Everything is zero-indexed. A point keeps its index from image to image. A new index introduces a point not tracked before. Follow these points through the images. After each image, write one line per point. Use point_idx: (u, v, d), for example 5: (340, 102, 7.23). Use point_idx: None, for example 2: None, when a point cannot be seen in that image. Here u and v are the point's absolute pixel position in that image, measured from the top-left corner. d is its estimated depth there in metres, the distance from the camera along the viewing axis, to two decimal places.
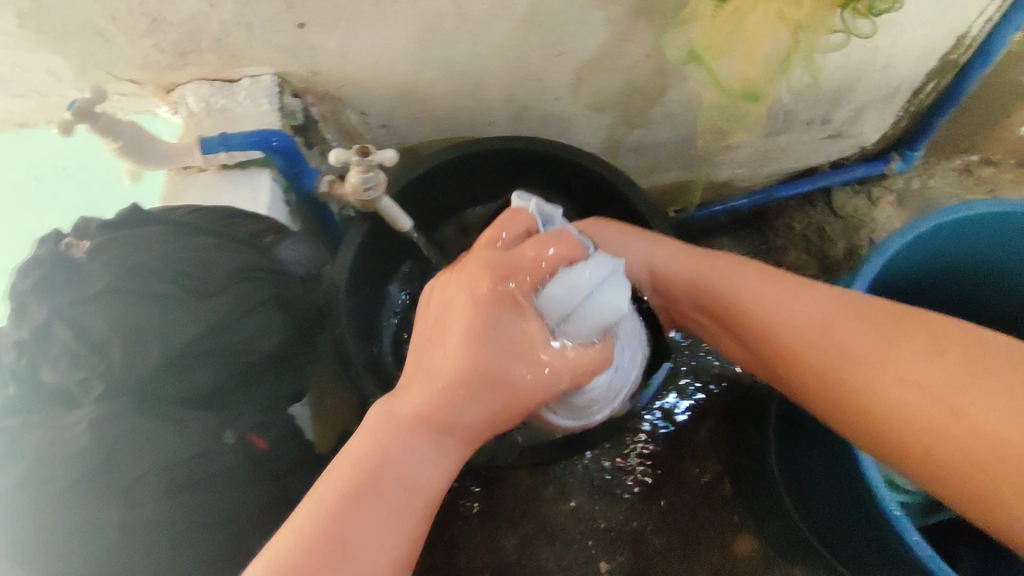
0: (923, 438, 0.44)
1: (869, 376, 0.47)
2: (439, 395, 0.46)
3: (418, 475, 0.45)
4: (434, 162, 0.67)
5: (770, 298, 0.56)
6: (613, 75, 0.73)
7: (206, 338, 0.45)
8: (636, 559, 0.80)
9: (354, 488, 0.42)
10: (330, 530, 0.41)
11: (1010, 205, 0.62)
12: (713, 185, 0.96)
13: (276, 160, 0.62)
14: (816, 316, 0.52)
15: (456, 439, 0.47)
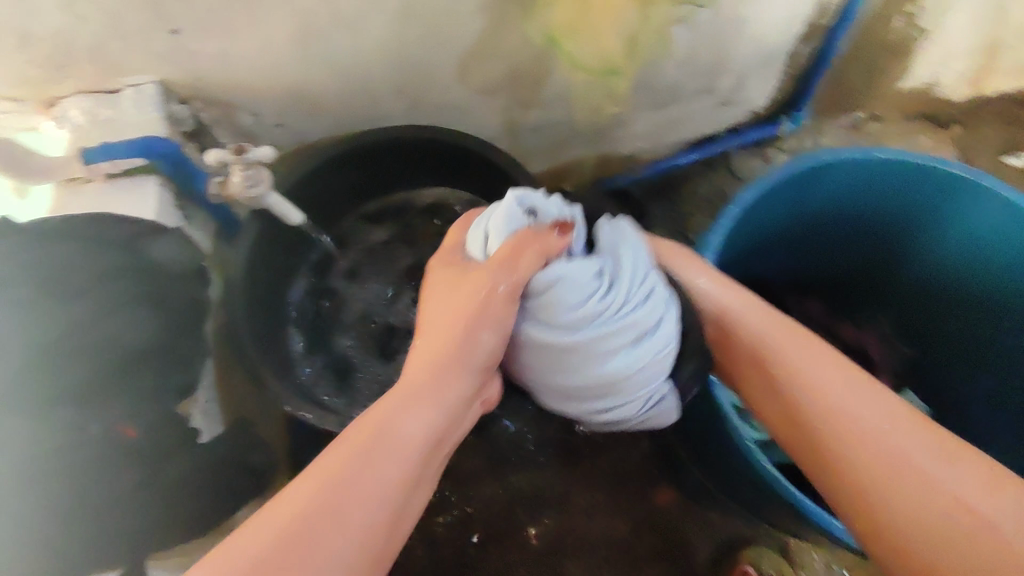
0: (924, 536, 0.42)
1: (882, 445, 0.46)
2: (428, 360, 0.50)
3: (408, 434, 0.46)
4: (321, 157, 0.68)
5: (813, 357, 0.53)
6: (497, 61, 0.76)
7: (73, 339, 0.47)
8: (563, 521, 0.84)
9: (353, 449, 0.43)
10: (321, 488, 0.41)
11: (849, 153, 0.67)
12: (619, 159, 0.99)
13: (163, 166, 0.65)
14: (845, 381, 0.50)
15: (441, 395, 0.49)
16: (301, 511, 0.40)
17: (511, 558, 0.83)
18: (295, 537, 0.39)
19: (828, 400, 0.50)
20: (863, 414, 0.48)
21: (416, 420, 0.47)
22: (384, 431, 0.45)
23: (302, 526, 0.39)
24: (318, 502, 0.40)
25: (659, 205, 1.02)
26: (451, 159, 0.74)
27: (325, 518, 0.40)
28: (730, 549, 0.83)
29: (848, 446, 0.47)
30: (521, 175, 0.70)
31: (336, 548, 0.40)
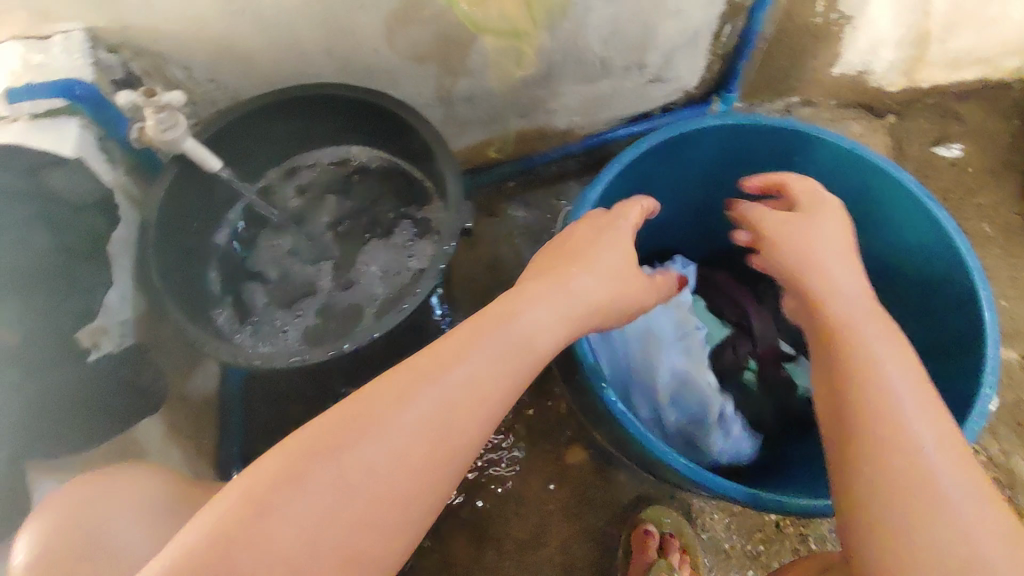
0: (900, 503, 0.45)
1: (886, 409, 0.49)
2: (540, 287, 0.56)
3: (534, 338, 0.52)
4: (238, 110, 0.71)
5: (883, 346, 0.53)
6: (421, 26, 0.78)
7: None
8: (474, 474, 0.86)
9: (484, 337, 0.49)
10: (442, 356, 0.47)
11: (732, 118, 0.75)
12: (555, 132, 1.02)
13: (84, 108, 0.68)
14: (903, 373, 0.51)
15: (559, 315, 0.55)
16: (423, 372, 0.46)
17: None
18: (408, 391, 0.44)
19: (862, 372, 0.52)
20: (899, 391, 0.50)
21: (536, 321, 0.53)
22: (503, 323, 0.51)
23: (422, 384, 0.45)
24: (433, 368, 0.46)
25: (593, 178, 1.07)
26: (365, 119, 0.77)
27: (437, 384, 0.45)
28: (635, 508, 0.85)
29: (873, 409, 0.49)
30: (420, 129, 0.72)
31: (455, 410, 0.45)
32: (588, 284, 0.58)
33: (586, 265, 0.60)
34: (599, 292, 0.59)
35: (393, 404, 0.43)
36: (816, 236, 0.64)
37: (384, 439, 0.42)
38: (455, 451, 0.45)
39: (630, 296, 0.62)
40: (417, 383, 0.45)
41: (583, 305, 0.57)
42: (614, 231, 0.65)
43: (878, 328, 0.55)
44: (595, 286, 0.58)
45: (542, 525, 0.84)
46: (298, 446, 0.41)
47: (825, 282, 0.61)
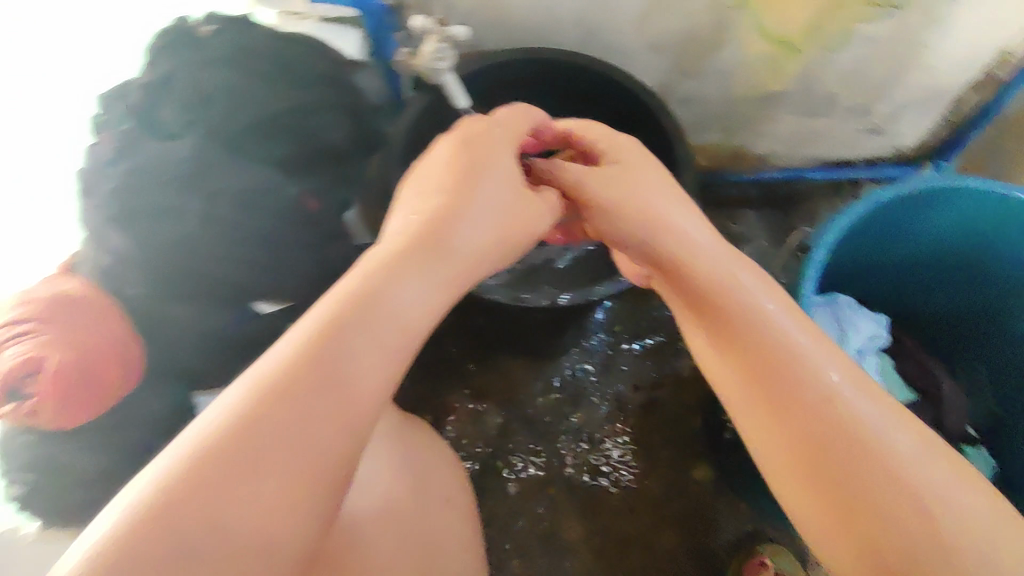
0: (894, 530, 0.36)
1: (860, 444, 0.39)
2: (406, 224, 0.45)
3: (406, 310, 0.40)
4: (497, 56, 0.73)
5: (803, 335, 0.44)
6: (675, 20, 0.78)
7: (272, 113, 0.52)
8: (599, 461, 0.88)
9: (346, 320, 0.38)
10: (298, 374, 0.35)
11: (873, 199, 0.62)
12: (752, 156, 1.01)
13: (367, 23, 0.71)
14: (824, 351, 0.43)
15: (440, 263, 0.43)
16: (270, 411, 0.34)
17: (543, 478, 0.87)
18: (256, 439, 0.33)
19: (795, 378, 0.43)
20: (870, 416, 0.39)
21: (416, 296, 0.41)
22: (374, 308, 0.39)
23: (274, 424, 0.34)
24: (286, 399, 0.34)
25: (772, 212, 1.05)
26: (602, 95, 0.76)
27: (297, 418, 0.34)
28: (751, 541, 0.84)
29: (848, 445, 0.39)
30: (664, 117, 0.71)
31: (318, 434, 0.35)
32: (449, 211, 0.46)
33: (456, 208, 0.46)
34: (456, 240, 0.46)
35: (245, 441, 0.33)
36: (677, 217, 0.52)
37: (239, 507, 0.32)
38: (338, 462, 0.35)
39: (526, 224, 0.52)
40: (278, 410, 0.34)
41: (461, 255, 0.45)
42: (484, 139, 0.52)
43: (777, 303, 0.46)
44: (468, 241, 0.46)
45: (654, 527, 0.85)
46: (123, 534, 0.30)
47: (682, 246, 0.51)
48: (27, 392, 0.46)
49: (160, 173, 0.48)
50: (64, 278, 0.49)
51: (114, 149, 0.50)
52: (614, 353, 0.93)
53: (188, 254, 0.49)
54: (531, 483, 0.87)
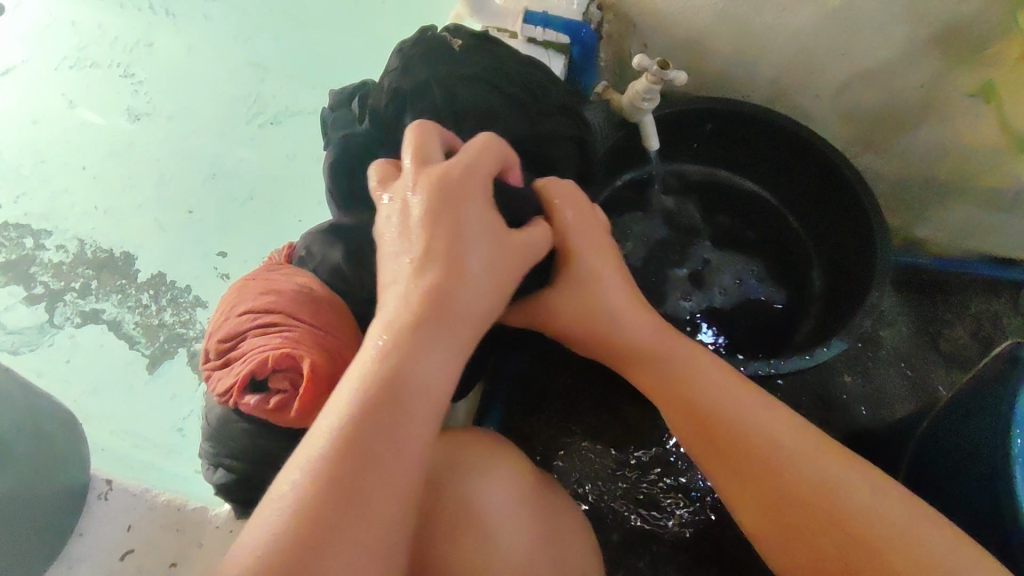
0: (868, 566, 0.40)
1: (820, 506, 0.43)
2: (403, 290, 0.40)
3: (431, 379, 0.39)
4: (697, 103, 0.70)
5: (738, 396, 0.48)
6: (878, 92, 0.74)
7: (513, 141, 0.51)
8: (712, 525, 0.79)
9: (379, 402, 0.36)
10: (352, 477, 0.35)
11: None
12: (909, 237, 0.93)
13: (573, 51, 0.70)
14: (785, 428, 0.46)
15: (459, 325, 0.40)
16: (314, 533, 0.33)
17: (645, 534, 0.80)
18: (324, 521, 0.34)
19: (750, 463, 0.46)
20: (827, 473, 0.43)
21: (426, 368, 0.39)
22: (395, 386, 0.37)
23: (321, 535, 0.33)
24: (338, 503, 0.34)
25: (917, 298, 0.96)
26: (800, 161, 0.72)
27: (341, 533, 0.34)
28: None
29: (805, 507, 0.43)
30: (862, 195, 0.66)
31: (374, 523, 0.35)
32: (464, 242, 0.41)
33: (465, 237, 0.41)
34: (468, 285, 0.40)
35: (311, 526, 0.33)
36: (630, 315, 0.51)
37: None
38: (393, 497, 0.36)
39: (516, 261, 0.43)
40: (338, 497, 0.34)
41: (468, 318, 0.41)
42: (455, 192, 0.41)
43: (747, 398, 0.48)
44: (479, 291, 0.41)
45: None
46: None
47: (672, 346, 0.51)
48: (272, 387, 0.41)
49: None
50: (289, 270, 0.48)
51: (356, 146, 0.51)
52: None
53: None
54: (635, 534, 0.79)
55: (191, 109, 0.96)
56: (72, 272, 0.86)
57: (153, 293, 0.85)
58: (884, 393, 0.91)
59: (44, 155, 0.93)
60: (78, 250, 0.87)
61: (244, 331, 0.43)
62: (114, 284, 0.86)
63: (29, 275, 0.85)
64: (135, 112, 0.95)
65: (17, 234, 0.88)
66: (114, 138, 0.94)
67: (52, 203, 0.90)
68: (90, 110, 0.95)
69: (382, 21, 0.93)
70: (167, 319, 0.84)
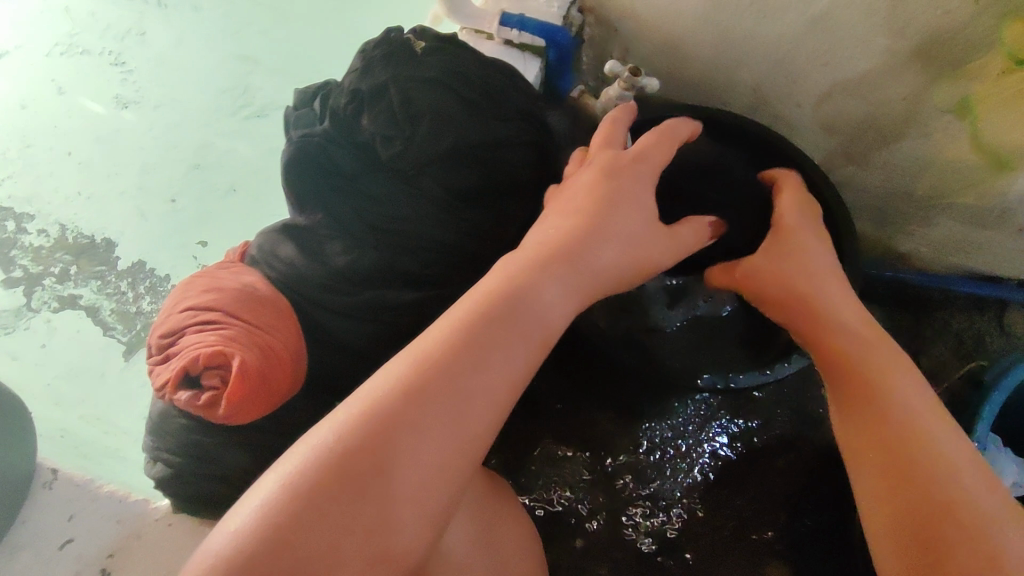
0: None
1: (950, 499, 0.38)
2: (548, 232, 0.43)
3: (548, 314, 0.40)
4: (670, 111, 0.69)
5: (898, 368, 0.44)
6: (860, 103, 0.73)
7: (467, 147, 0.50)
8: (679, 534, 0.78)
9: (496, 318, 0.38)
10: (448, 379, 0.36)
11: None
12: (892, 252, 0.92)
13: (549, 54, 0.69)
14: (966, 460, 0.40)
15: (583, 273, 0.42)
16: (403, 416, 0.35)
17: (612, 540, 0.79)
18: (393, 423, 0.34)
19: (889, 424, 0.42)
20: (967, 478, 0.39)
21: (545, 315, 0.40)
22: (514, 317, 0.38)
23: (405, 423, 0.34)
24: (429, 401, 0.35)
25: (899, 313, 0.95)
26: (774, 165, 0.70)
27: (424, 430, 0.34)
28: None
29: (930, 499, 0.39)
30: (834, 207, 0.65)
31: (459, 431, 0.35)
32: (607, 193, 0.44)
33: (610, 193, 0.44)
34: (603, 244, 0.43)
35: (400, 411, 0.35)
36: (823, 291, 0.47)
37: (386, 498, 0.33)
38: (481, 415, 0.36)
39: (661, 244, 0.45)
40: (436, 389, 0.35)
41: (597, 275, 0.43)
42: (623, 170, 0.45)
43: (923, 401, 0.42)
44: (610, 246, 0.43)
45: None
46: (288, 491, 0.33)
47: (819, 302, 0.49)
48: (204, 384, 0.42)
49: (346, 183, 0.50)
50: (238, 268, 0.48)
51: (313, 146, 0.50)
52: (704, 430, 0.83)
53: (346, 266, 0.48)
54: (599, 539, 0.79)
55: (179, 100, 0.96)
56: (51, 257, 0.87)
57: (131, 281, 0.86)
58: None
59: (32, 139, 0.94)
60: (59, 234, 0.88)
61: (184, 327, 0.44)
62: (93, 270, 0.87)
63: (9, 258, 0.86)
64: (124, 100, 0.96)
65: (0, 217, 0.89)
66: (102, 125, 0.95)
67: (37, 186, 0.91)
68: (79, 96, 0.96)
69: (368, 15, 0.93)
70: (144, 307, 0.85)
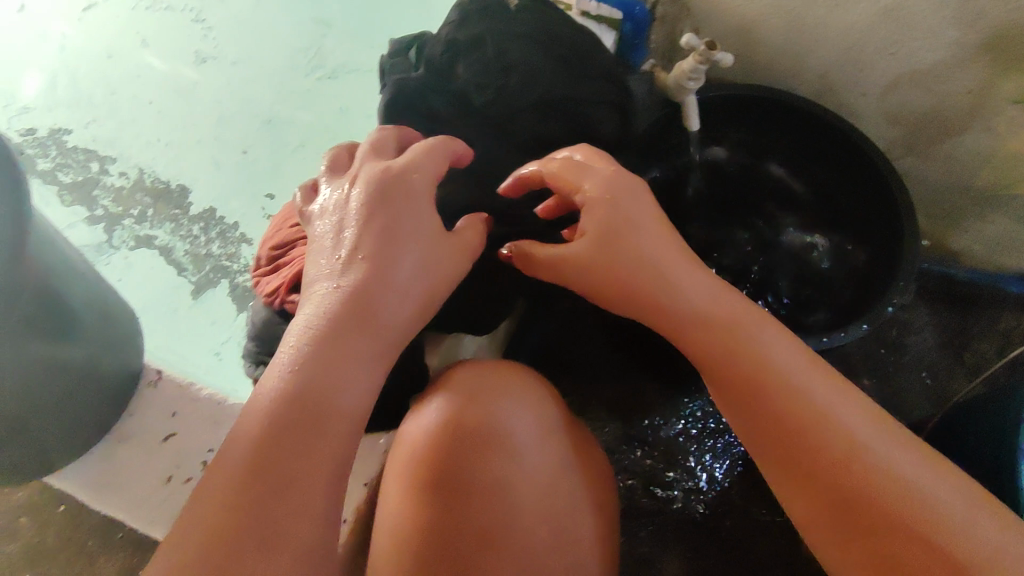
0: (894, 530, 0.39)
1: (862, 463, 0.40)
2: (330, 289, 0.45)
3: (347, 387, 0.43)
4: (737, 88, 0.70)
5: (786, 357, 0.44)
6: (926, 94, 0.75)
7: (556, 100, 0.54)
8: (717, 505, 0.80)
9: (294, 409, 0.41)
10: (265, 473, 0.39)
11: None
12: (943, 246, 0.93)
13: (625, 27, 0.72)
14: (862, 420, 0.41)
15: (374, 330, 0.44)
16: (241, 513, 0.38)
17: (651, 507, 0.80)
18: (267, 473, 0.39)
19: (787, 399, 0.43)
20: (866, 437, 0.41)
21: (351, 381, 0.43)
22: (317, 406, 0.41)
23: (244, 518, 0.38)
24: (257, 494, 0.39)
25: (947, 309, 0.96)
26: (814, 142, 0.73)
27: (266, 512, 0.38)
28: None
29: (845, 468, 0.41)
30: (894, 187, 0.66)
31: (296, 500, 0.39)
32: (381, 238, 0.46)
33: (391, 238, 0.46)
34: (380, 299, 0.45)
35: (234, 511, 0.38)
36: (677, 270, 0.47)
37: (309, 486, 0.40)
38: (308, 482, 0.40)
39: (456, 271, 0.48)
40: (261, 485, 0.39)
41: (393, 324, 0.45)
42: (389, 192, 0.47)
43: (808, 371, 0.44)
44: (395, 297, 0.45)
45: None
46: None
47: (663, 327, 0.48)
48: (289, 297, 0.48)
49: (439, 127, 0.54)
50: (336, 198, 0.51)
51: (410, 90, 0.53)
52: None
53: (440, 200, 0.54)
54: (638, 504, 0.81)
55: (255, 58, 1.00)
56: (131, 198, 0.92)
57: (203, 225, 0.90)
58: (902, 397, 0.91)
59: (115, 87, 0.98)
60: (138, 177, 0.93)
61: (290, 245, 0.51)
62: (168, 214, 0.91)
63: (93, 197, 0.91)
64: (202, 55, 1.00)
65: (85, 158, 0.94)
66: (180, 77, 0.99)
67: (118, 131, 0.96)
68: (159, 49, 1.01)
69: None
70: (214, 251, 0.89)
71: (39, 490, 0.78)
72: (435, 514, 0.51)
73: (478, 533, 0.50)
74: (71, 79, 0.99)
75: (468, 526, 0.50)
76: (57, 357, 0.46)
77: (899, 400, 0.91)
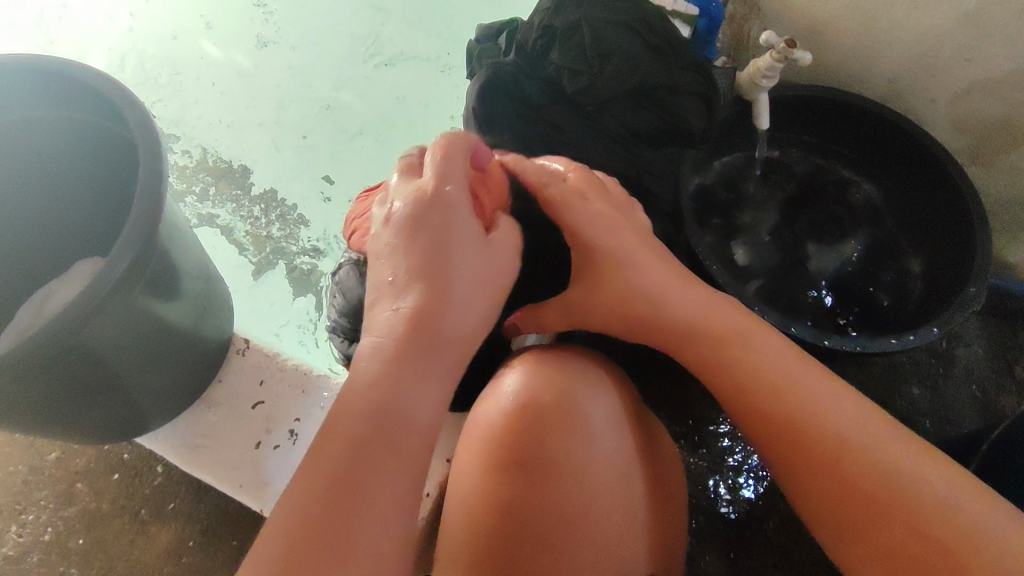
0: (891, 519, 0.40)
1: (864, 457, 0.42)
2: (389, 318, 0.44)
3: (416, 408, 0.42)
4: (812, 88, 0.70)
5: (807, 372, 0.45)
6: (998, 102, 0.74)
7: (647, 89, 0.55)
8: (762, 506, 0.79)
9: (367, 428, 0.41)
10: (338, 484, 0.39)
11: None
12: (999, 259, 0.92)
13: (700, 23, 0.72)
14: (865, 417, 0.43)
15: (441, 355, 0.44)
16: (318, 521, 0.38)
17: (695, 505, 0.79)
18: (339, 483, 0.39)
19: (794, 402, 0.44)
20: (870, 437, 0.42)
21: (415, 398, 0.42)
22: (389, 419, 0.41)
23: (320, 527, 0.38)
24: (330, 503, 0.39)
25: (998, 322, 0.95)
26: (883, 144, 0.73)
27: (344, 522, 0.38)
28: None
29: (846, 465, 0.42)
30: (964, 192, 0.66)
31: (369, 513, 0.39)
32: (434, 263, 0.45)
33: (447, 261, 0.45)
34: (442, 325, 0.44)
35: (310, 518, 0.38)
36: (680, 290, 0.48)
37: (374, 482, 0.40)
38: (382, 496, 0.40)
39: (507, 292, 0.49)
40: (335, 496, 0.39)
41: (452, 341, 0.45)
42: (427, 207, 0.46)
43: (813, 378, 0.45)
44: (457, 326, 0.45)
45: None
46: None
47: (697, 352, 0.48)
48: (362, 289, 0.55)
49: (529, 111, 0.55)
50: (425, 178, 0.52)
51: (503, 74, 0.55)
52: None
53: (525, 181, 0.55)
54: None
55: (316, 44, 1.01)
56: (194, 176, 0.93)
57: (263, 207, 0.92)
58: (951, 408, 0.90)
59: (181, 67, 1.00)
60: (201, 156, 0.95)
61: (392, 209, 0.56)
62: (229, 193, 0.92)
63: None
64: (263, 39, 1.02)
65: None
66: (245, 60, 1.01)
67: (183, 112, 0.98)
68: (224, 32, 1.02)
69: None
70: (274, 233, 0.90)
71: (95, 457, 0.79)
72: (507, 495, 0.46)
73: (558, 516, 0.46)
74: (139, 58, 1.01)
75: (546, 513, 0.46)
76: (167, 324, 0.50)
77: (948, 411, 0.90)
